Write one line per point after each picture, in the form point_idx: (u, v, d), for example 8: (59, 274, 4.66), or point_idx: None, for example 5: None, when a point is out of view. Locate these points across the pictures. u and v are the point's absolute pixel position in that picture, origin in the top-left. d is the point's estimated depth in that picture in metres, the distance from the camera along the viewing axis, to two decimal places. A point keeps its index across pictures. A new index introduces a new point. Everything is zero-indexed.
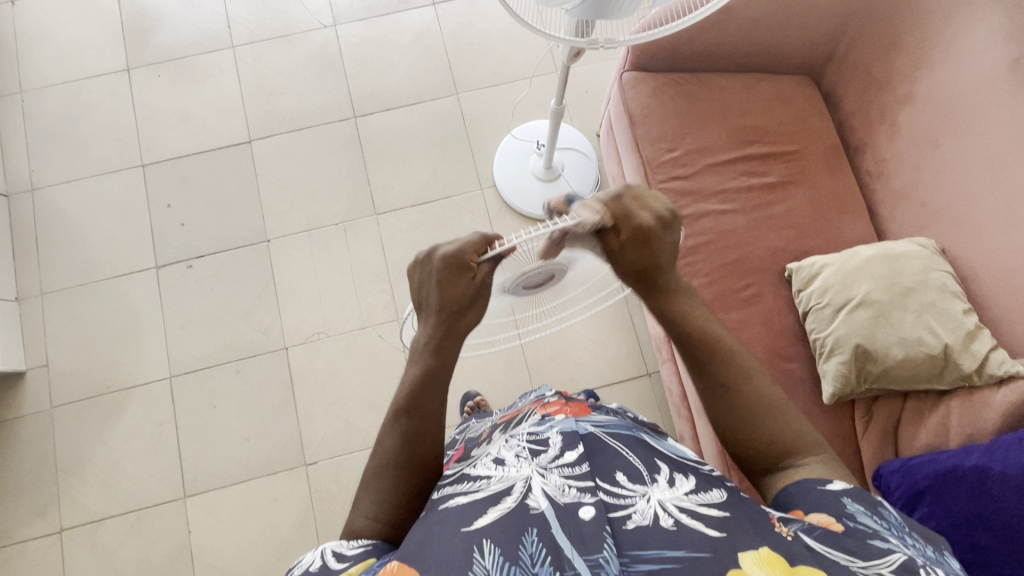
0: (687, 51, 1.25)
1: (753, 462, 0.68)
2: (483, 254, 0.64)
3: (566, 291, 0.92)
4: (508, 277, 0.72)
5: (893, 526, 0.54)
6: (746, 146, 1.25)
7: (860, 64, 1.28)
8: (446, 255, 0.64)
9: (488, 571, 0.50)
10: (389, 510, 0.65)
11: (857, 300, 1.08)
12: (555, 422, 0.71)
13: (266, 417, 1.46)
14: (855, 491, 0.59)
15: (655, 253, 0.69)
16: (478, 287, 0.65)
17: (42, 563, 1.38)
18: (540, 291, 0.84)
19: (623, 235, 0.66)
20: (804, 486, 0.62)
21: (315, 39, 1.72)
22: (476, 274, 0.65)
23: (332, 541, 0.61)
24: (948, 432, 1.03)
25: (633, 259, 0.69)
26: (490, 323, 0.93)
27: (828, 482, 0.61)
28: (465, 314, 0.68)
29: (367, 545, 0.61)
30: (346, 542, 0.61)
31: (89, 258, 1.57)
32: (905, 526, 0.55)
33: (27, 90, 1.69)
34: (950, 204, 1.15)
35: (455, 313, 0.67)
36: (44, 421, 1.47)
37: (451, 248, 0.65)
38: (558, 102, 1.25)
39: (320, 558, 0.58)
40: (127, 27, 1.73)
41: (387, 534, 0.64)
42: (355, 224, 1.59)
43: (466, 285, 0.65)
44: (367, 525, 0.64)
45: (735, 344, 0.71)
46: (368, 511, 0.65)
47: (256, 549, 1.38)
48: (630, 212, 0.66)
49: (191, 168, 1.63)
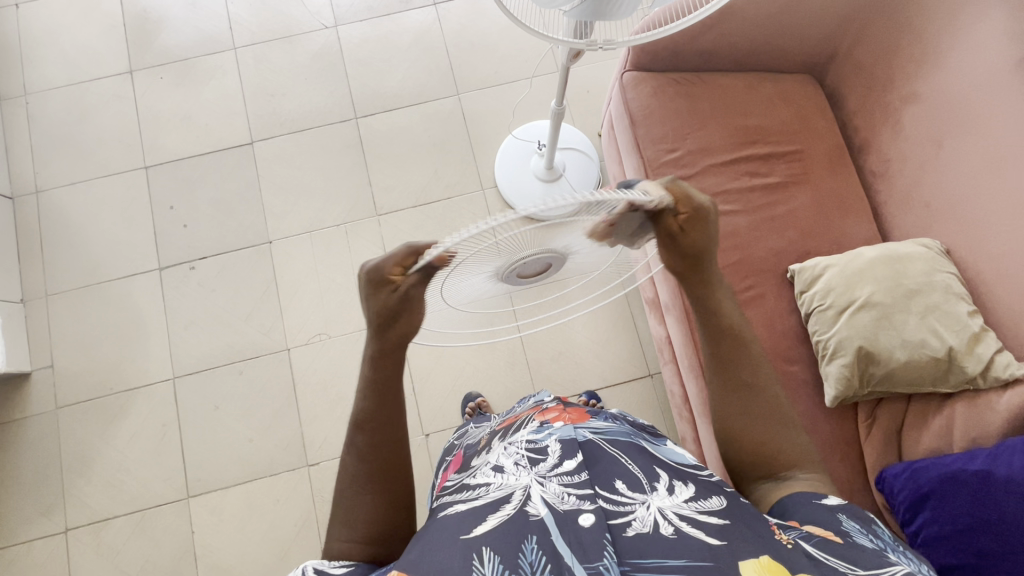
0: (687, 51, 1.24)
1: (753, 471, 0.69)
2: (408, 266, 0.60)
3: (567, 280, 0.89)
4: (472, 274, 0.68)
5: (887, 545, 0.54)
6: (748, 146, 1.24)
7: (863, 63, 1.27)
8: (366, 269, 0.61)
9: None
10: (366, 526, 0.65)
11: (860, 303, 1.07)
12: (553, 429, 0.71)
13: (269, 418, 1.47)
14: (851, 509, 0.59)
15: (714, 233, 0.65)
16: (402, 298, 0.61)
17: (48, 563, 1.39)
18: (539, 282, 0.82)
19: (684, 213, 0.62)
20: (797, 500, 0.62)
21: (315, 40, 1.72)
22: (398, 287, 0.60)
23: (314, 561, 0.61)
24: (952, 436, 1.02)
25: (694, 238, 0.64)
26: (485, 305, 0.89)
27: (821, 497, 0.62)
28: (395, 323, 0.65)
29: (352, 565, 0.61)
30: (327, 561, 0.62)
31: (94, 259, 1.58)
32: (898, 544, 0.55)
33: (31, 93, 1.70)
34: (954, 204, 1.14)
35: (384, 323, 0.64)
36: (49, 422, 1.48)
37: (373, 260, 0.60)
38: (558, 102, 1.24)
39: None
40: (129, 29, 1.74)
41: (369, 551, 0.64)
42: (355, 225, 1.59)
43: (389, 297, 0.62)
44: (346, 547, 0.64)
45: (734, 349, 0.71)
46: (347, 533, 0.65)
47: (259, 549, 1.39)
48: (688, 194, 0.62)
49: (193, 170, 1.64)
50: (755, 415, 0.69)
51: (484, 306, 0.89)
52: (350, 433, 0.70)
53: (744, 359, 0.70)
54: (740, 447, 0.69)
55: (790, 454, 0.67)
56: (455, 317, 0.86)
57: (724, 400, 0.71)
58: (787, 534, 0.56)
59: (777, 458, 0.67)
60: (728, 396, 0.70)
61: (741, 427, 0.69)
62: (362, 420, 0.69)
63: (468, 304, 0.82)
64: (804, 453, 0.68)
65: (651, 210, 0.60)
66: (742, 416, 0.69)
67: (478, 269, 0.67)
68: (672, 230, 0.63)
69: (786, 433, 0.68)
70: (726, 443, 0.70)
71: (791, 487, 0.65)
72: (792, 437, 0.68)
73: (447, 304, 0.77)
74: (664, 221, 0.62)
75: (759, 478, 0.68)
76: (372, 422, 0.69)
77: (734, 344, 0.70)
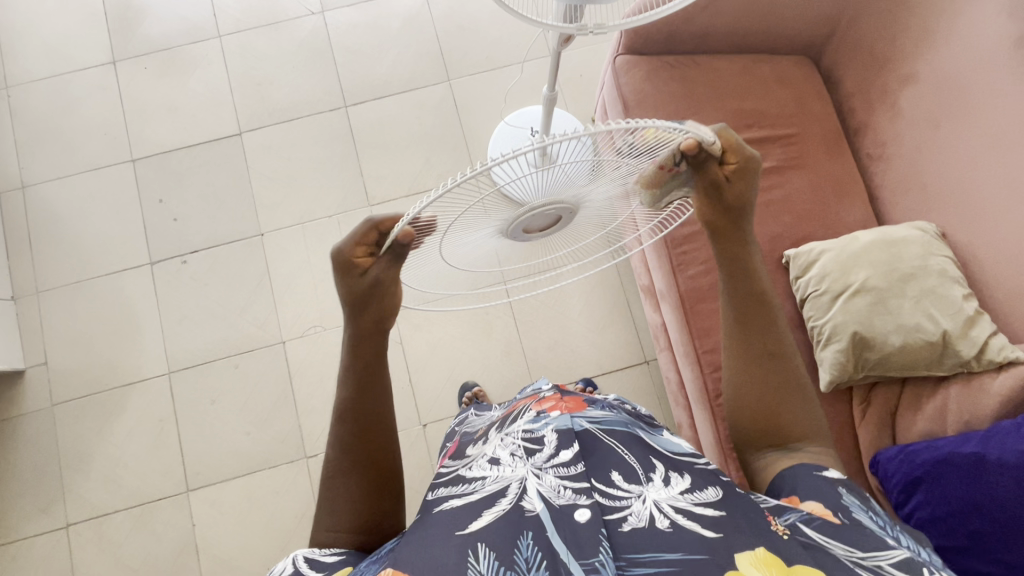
0: (682, 33, 1.22)
1: (761, 439, 0.69)
2: (372, 244, 0.64)
3: (554, 242, 0.86)
4: (473, 231, 0.69)
5: (887, 523, 0.56)
6: (744, 130, 1.23)
7: (860, 43, 1.26)
8: (336, 251, 0.65)
9: None
10: (352, 516, 0.65)
11: (855, 287, 1.06)
12: (551, 419, 0.71)
13: (266, 410, 1.47)
14: (850, 483, 0.61)
15: (753, 189, 0.68)
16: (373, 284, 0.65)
17: (50, 558, 1.40)
18: (535, 234, 0.76)
19: (732, 164, 0.65)
20: (802, 471, 0.63)
21: (303, 27, 1.69)
22: (367, 269, 0.65)
23: (303, 549, 0.62)
24: (946, 419, 1.02)
25: (738, 191, 0.67)
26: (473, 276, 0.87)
27: (823, 469, 0.63)
28: (364, 310, 0.68)
29: (343, 553, 0.61)
30: (316, 550, 0.62)
31: (83, 255, 1.57)
32: (897, 522, 0.57)
33: (12, 86, 1.67)
34: (952, 185, 1.13)
35: (359, 308, 0.68)
36: (45, 419, 1.48)
37: (338, 244, 0.65)
38: (551, 87, 1.20)
39: (291, 566, 0.59)
40: (112, 18, 1.70)
41: (358, 540, 0.64)
42: (348, 216, 1.57)
43: (361, 281, 0.66)
44: (331, 536, 0.64)
45: (766, 312, 0.71)
46: (331, 524, 0.65)
47: (260, 541, 1.39)
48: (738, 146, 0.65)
49: (181, 162, 1.62)
50: (782, 382, 0.69)
51: (472, 275, 0.86)
52: (336, 422, 0.70)
53: (765, 329, 0.70)
54: (746, 424, 0.69)
55: (805, 427, 0.68)
56: (445, 283, 0.82)
57: (740, 367, 0.70)
58: (785, 517, 0.55)
59: (790, 427, 0.68)
60: (745, 366, 0.70)
61: (757, 398, 0.69)
62: (348, 409, 0.69)
63: (457, 266, 0.78)
64: (818, 428, 0.69)
65: (699, 157, 0.61)
66: (756, 384, 0.69)
67: (483, 224, 0.68)
68: (718, 180, 0.64)
69: (807, 406, 0.69)
70: (735, 412, 0.71)
71: (799, 460, 0.66)
72: (808, 410, 0.69)
73: (441, 260, 0.74)
74: (712, 170, 0.63)
75: (766, 446, 0.69)
76: (362, 406, 0.69)
77: (752, 309, 0.70)
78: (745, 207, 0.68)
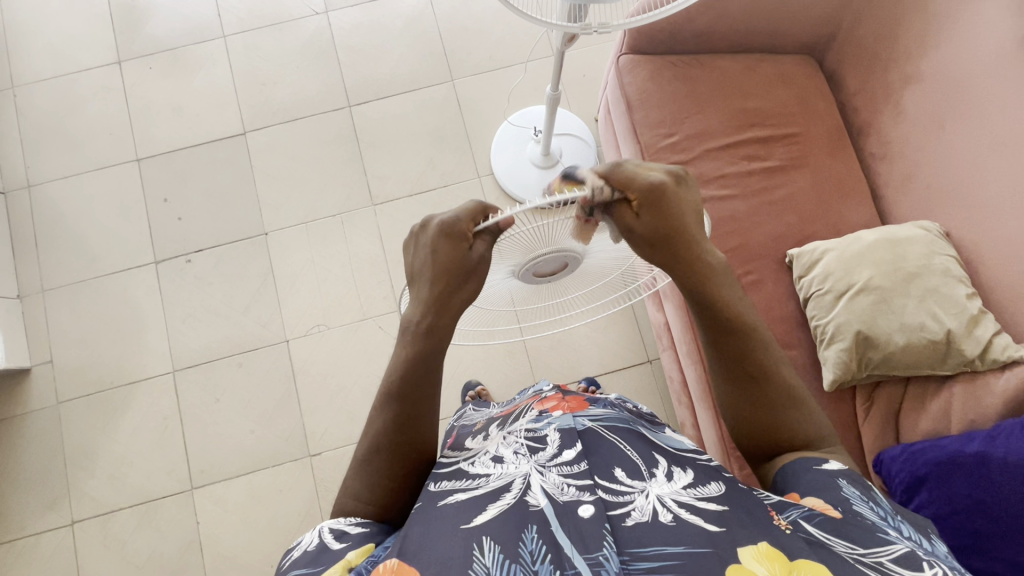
0: (686, 33, 1.22)
1: (759, 442, 0.70)
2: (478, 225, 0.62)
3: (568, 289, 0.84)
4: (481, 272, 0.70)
5: (888, 513, 0.56)
6: (748, 130, 1.23)
7: (865, 42, 1.25)
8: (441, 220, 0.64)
9: (488, 569, 0.50)
10: (381, 491, 0.66)
11: (859, 287, 1.06)
12: (553, 418, 0.71)
13: (270, 408, 1.48)
14: (850, 473, 0.61)
15: (675, 210, 0.62)
16: (475, 260, 0.63)
17: (54, 555, 1.40)
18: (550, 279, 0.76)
19: (634, 198, 0.60)
20: (801, 466, 0.64)
21: (307, 27, 1.69)
22: (473, 245, 0.63)
23: (330, 520, 0.62)
24: (949, 418, 1.03)
25: (656, 221, 0.61)
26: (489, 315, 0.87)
27: (824, 462, 0.63)
28: (459, 287, 0.66)
29: (367, 526, 0.62)
30: (341, 521, 0.62)
31: (88, 253, 1.58)
32: (897, 513, 0.57)
33: (17, 86, 1.67)
34: (955, 184, 1.13)
35: (450, 286, 0.65)
36: (50, 417, 1.49)
37: (448, 213, 0.64)
38: (553, 88, 1.21)
39: (318, 538, 0.59)
40: (117, 18, 1.71)
41: (378, 514, 0.65)
42: (352, 215, 1.58)
43: (462, 254, 0.63)
44: (355, 505, 0.65)
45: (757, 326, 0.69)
46: (358, 494, 0.66)
47: (263, 538, 1.40)
48: (637, 176, 0.60)
49: (186, 162, 1.62)
50: (776, 392, 0.69)
51: (486, 315, 0.86)
52: None
53: (748, 348, 0.69)
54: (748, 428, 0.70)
55: (804, 431, 0.68)
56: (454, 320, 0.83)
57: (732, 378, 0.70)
58: (787, 514, 0.55)
59: (789, 435, 0.68)
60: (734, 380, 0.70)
61: (750, 406, 0.69)
62: None
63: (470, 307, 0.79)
64: (818, 430, 0.68)
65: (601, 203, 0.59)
66: (749, 393, 0.69)
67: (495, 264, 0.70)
68: (628, 219, 0.61)
69: (802, 410, 0.69)
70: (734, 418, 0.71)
71: (801, 454, 0.66)
72: (805, 414, 0.69)
73: None
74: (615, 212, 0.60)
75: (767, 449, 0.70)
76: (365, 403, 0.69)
77: (732, 332, 0.68)
78: (673, 231, 0.62)
